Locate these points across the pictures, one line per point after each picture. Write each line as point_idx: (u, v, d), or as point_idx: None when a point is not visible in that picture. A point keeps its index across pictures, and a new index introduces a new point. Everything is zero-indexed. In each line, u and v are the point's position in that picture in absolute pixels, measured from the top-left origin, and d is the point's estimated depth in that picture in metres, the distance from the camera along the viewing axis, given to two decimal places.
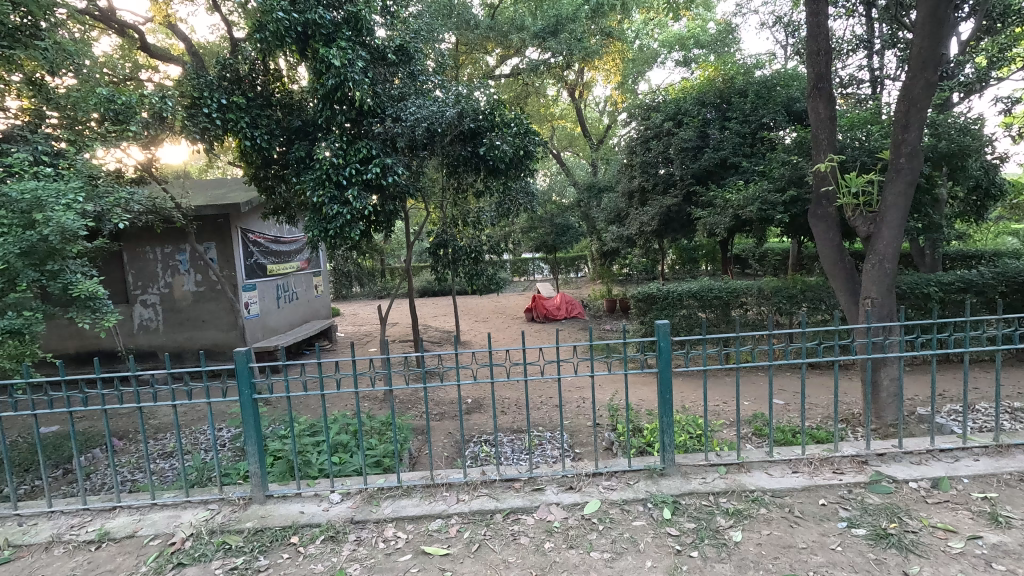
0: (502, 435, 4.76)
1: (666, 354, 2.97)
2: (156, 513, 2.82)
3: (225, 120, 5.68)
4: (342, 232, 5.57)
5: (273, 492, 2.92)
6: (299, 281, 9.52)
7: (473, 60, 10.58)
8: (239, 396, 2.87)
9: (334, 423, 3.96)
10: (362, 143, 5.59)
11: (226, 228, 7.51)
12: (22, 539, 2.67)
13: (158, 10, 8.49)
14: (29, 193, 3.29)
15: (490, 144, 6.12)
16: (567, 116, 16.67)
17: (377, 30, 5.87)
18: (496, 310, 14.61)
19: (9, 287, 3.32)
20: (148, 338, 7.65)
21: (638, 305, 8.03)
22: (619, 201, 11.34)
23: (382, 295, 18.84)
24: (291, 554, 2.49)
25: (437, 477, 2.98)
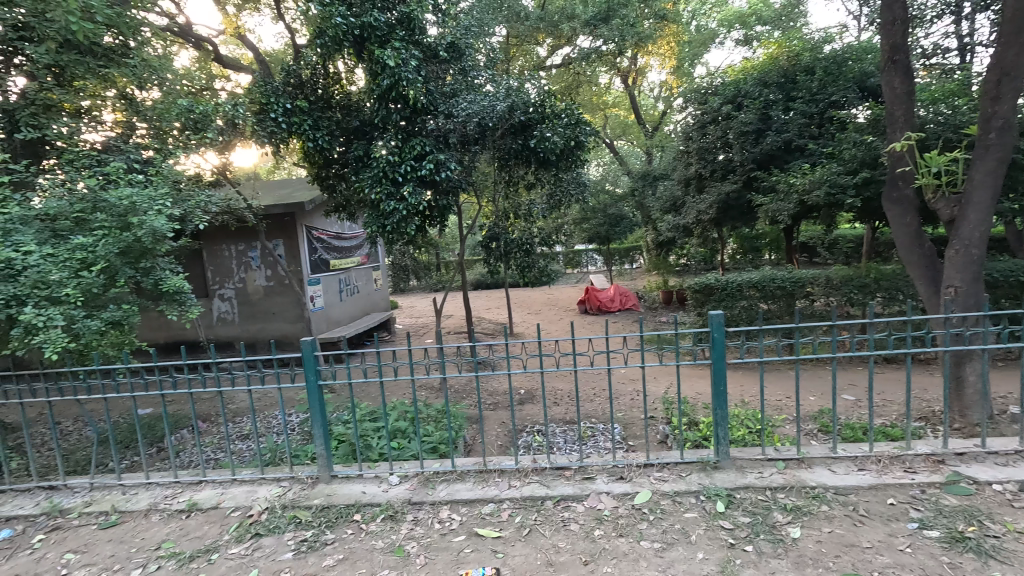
0: (554, 426, 4.81)
1: (720, 344, 2.89)
2: (236, 488, 3.09)
3: (290, 123, 6.03)
4: (399, 227, 5.79)
5: (338, 473, 3.13)
6: (360, 275, 9.97)
7: (524, 52, 10.58)
8: (305, 383, 3.08)
9: (393, 410, 4.16)
10: (416, 140, 5.76)
11: (293, 225, 7.96)
12: (125, 506, 3.01)
13: (230, 23, 9.10)
14: (126, 199, 3.65)
15: (541, 136, 6.11)
16: (619, 105, 16.28)
17: (429, 29, 6.01)
18: (549, 302, 14.62)
19: (110, 282, 3.71)
20: (226, 329, 8.28)
21: (696, 295, 7.95)
22: (675, 188, 11.03)
23: (438, 288, 19.33)
24: (355, 530, 2.66)
25: (490, 463, 3.07)
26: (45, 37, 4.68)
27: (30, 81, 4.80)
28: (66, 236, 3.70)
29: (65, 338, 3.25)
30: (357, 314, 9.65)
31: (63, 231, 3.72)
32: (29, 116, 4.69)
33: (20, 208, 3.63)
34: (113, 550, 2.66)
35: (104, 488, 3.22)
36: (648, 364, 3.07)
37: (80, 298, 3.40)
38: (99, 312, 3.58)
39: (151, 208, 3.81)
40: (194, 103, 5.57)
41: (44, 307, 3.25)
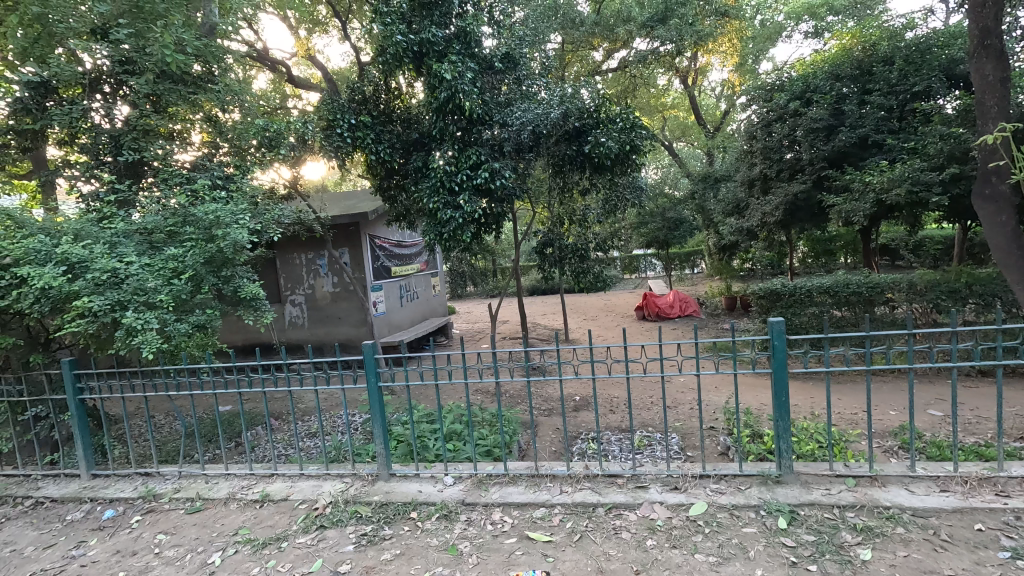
0: (609, 434, 4.76)
1: (781, 353, 2.75)
2: (303, 482, 3.30)
3: (355, 137, 6.36)
4: (455, 235, 5.95)
5: (396, 471, 3.27)
6: (419, 281, 10.30)
7: (580, 57, 10.58)
8: (366, 384, 3.23)
9: (449, 413, 4.29)
10: (472, 150, 5.91)
11: (357, 235, 8.39)
12: (208, 494, 3.28)
13: (301, 45, 9.75)
14: (211, 214, 4.04)
15: (595, 141, 6.07)
16: (679, 106, 15.81)
17: (485, 41, 6.15)
18: (606, 308, 14.44)
19: (196, 289, 4.07)
20: (296, 332, 8.81)
21: (761, 301, 7.60)
22: (738, 190, 10.59)
23: (494, 294, 19.66)
24: (411, 527, 2.77)
25: (542, 468, 3.10)
26: (144, 69, 5.24)
27: (132, 109, 5.40)
28: (161, 247, 4.10)
29: (159, 339, 3.57)
30: (416, 319, 9.98)
31: (158, 243, 4.13)
32: (131, 141, 5.29)
33: (123, 222, 4.08)
34: (197, 533, 2.91)
35: (190, 476, 3.54)
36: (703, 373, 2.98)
37: (172, 303, 3.75)
38: (188, 316, 3.92)
39: (233, 221, 4.17)
40: (269, 122, 6.03)
41: (143, 311, 3.59)
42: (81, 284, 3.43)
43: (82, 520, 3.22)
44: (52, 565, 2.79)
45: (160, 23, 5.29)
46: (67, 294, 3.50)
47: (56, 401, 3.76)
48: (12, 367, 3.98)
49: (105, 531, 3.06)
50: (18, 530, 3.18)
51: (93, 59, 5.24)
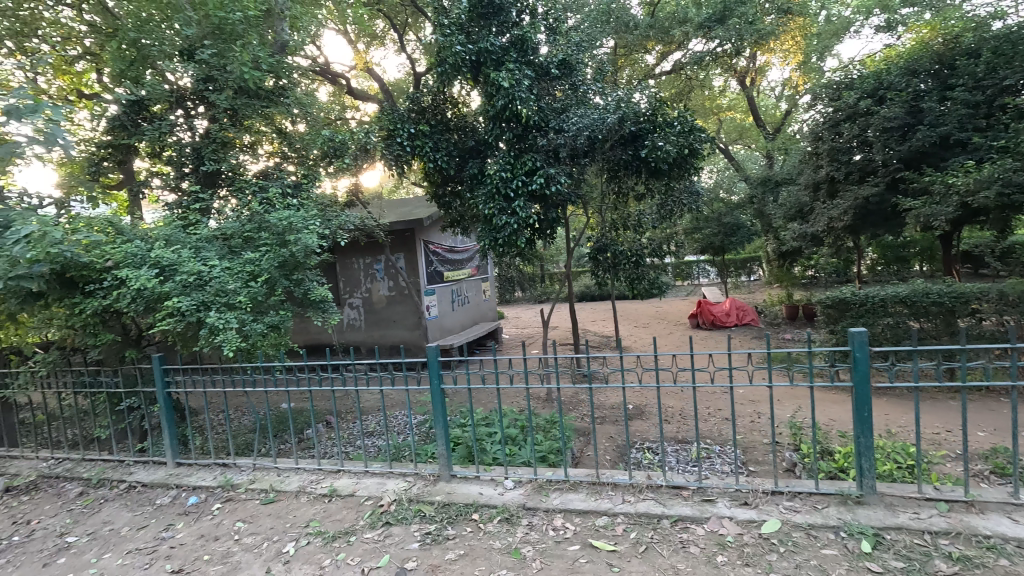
0: (667, 444, 4.65)
1: (863, 365, 2.60)
2: (368, 479, 3.42)
3: (414, 146, 6.49)
4: (510, 240, 6.00)
5: (456, 473, 3.32)
6: (471, 286, 10.47)
7: (632, 61, 10.45)
8: (429, 385, 3.31)
9: (505, 417, 4.33)
10: (527, 156, 5.96)
11: (413, 240, 8.62)
12: (280, 486, 3.46)
13: (360, 59, 10.16)
14: (285, 220, 4.28)
15: (652, 145, 5.96)
16: (736, 107, 15.27)
17: (540, 48, 6.20)
18: (658, 315, 14.12)
19: (271, 291, 4.31)
20: (353, 334, 9.14)
21: (827, 310, 7.22)
22: (801, 194, 10.11)
23: (543, 300, 19.69)
24: (474, 528, 2.81)
25: (603, 476, 3.07)
26: (225, 86, 5.67)
27: (211, 123, 5.81)
28: (238, 251, 4.38)
29: (238, 338, 3.79)
30: (467, 323, 10.13)
31: (236, 247, 4.41)
32: (212, 152, 5.70)
33: (206, 229, 4.38)
34: (272, 523, 3.07)
35: (263, 469, 3.74)
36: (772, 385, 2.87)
37: (250, 304, 3.99)
38: (263, 316, 4.16)
39: (304, 227, 4.41)
40: (334, 133, 6.29)
41: (224, 312, 3.83)
42: (171, 286, 3.71)
43: (169, 504, 3.46)
44: (146, 545, 3.02)
45: (239, 42, 5.66)
46: (159, 295, 3.79)
47: (147, 393, 4.08)
48: (109, 360, 4.35)
49: (190, 516, 3.28)
50: (115, 511, 3.46)
51: (180, 78, 5.70)
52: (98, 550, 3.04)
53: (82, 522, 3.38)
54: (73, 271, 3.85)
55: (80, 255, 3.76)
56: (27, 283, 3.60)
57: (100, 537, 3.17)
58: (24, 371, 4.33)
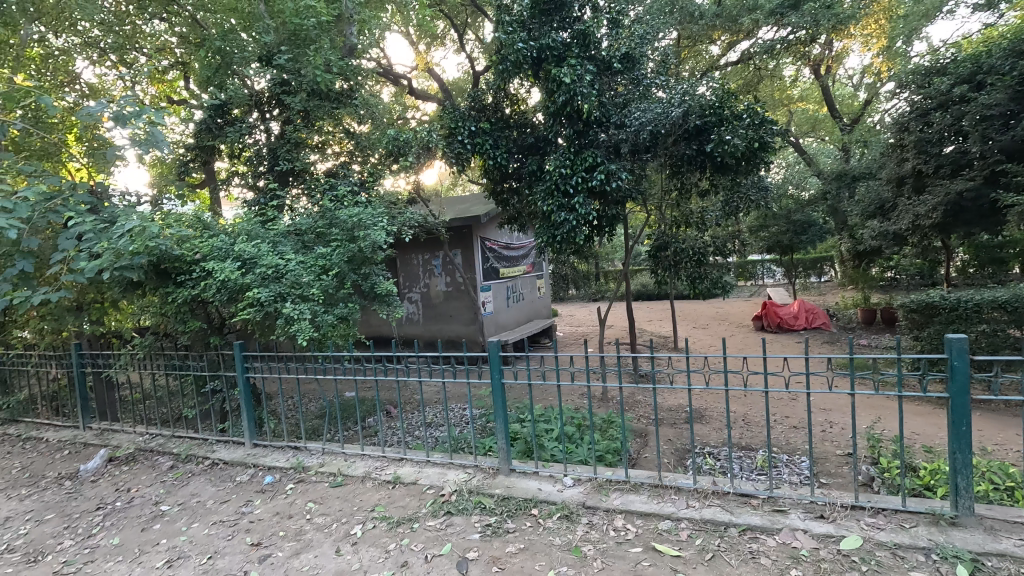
0: (730, 450, 4.47)
1: (963, 376, 2.37)
2: (430, 469, 3.53)
3: (475, 143, 6.54)
4: (568, 237, 5.95)
5: (515, 467, 3.36)
6: (525, 283, 10.49)
7: (696, 52, 10.07)
8: (490, 379, 3.35)
9: (562, 415, 4.32)
10: (588, 152, 5.87)
11: (470, 236, 8.76)
12: (347, 471, 3.62)
13: (421, 60, 10.39)
14: (354, 217, 4.49)
15: (718, 139, 5.70)
16: (809, 97, 14.37)
17: (603, 42, 6.07)
18: (720, 316, 13.60)
19: (340, 284, 4.52)
20: (411, 328, 9.41)
21: (911, 315, 6.69)
22: (883, 189, 9.38)
23: (597, 298, 19.45)
24: (533, 523, 2.82)
25: (666, 479, 3.01)
26: (299, 89, 6.00)
27: (285, 125, 6.14)
28: (310, 246, 4.61)
29: (311, 328, 3.99)
30: (521, 320, 10.18)
31: (308, 242, 4.64)
32: (286, 152, 6.04)
33: (282, 224, 4.65)
34: (341, 505, 3.22)
35: (332, 453, 3.93)
36: (853, 392, 2.69)
37: (322, 296, 4.21)
38: (334, 308, 4.37)
39: (372, 224, 4.59)
40: (399, 132, 6.47)
41: (298, 303, 4.04)
42: (251, 278, 3.96)
43: (248, 482, 3.71)
44: (228, 518, 3.25)
45: (312, 47, 5.98)
46: (240, 286, 4.05)
47: (228, 377, 4.39)
48: (196, 346, 4.70)
49: (266, 494, 3.50)
50: (201, 485, 3.75)
51: (260, 83, 6.08)
52: (187, 519, 3.31)
53: (174, 493, 3.69)
54: (168, 262, 4.20)
55: (173, 248, 4.09)
56: (129, 273, 3.96)
57: (189, 508, 3.45)
58: (125, 354, 4.77)
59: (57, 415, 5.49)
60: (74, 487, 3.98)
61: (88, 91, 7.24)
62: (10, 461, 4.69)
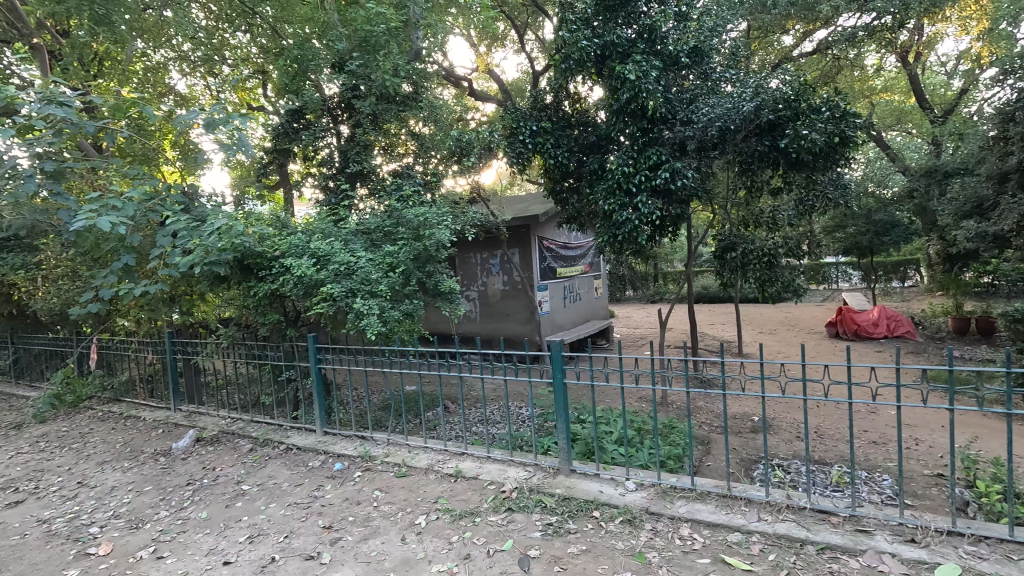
0: (802, 463, 4.23)
1: None
2: (490, 465, 3.58)
3: (536, 143, 6.56)
4: (630, 237, 5.82)
5: (576, 468, 3.35)
6: (583, 283, 10.40)
7: (767, 44, 9.58)
8: (552, 378, 3.35)
9: (622, 418, 4.25)
10: (652, 150, 5.71)
11: (528, 236, 8.79)
12: (411, 462, 3.74)
13: (481, 61, 10.53)
14: (420, 217, 4.65)
15: (794, 134, 5.37)
16: (893, 87, 13.30)
17: (670, 36, 5.89)
18: (789, 321, 12.88)
19: (406, 282, 4.68)
20: (469, 326, 9.57)
21: (1014, 325, 6.06)
22: (981, 186, 8.53)
23: (655, 299, 18.96)
24: (595, 526, 2.79)
25: (735, 489, 2.89)
26: (370, 93, 6.25)
27: (355, 128, 6.41)
28: (379, 244, 4.79)
29: (379, 323, 4.14)
30: (578, 321, 10.09)
31: (377, 241, 4.83)
32: (355, 154, 6.31)
33: (352, 223, 4.86)
34: (405, 496, 3.33)
35: (396, 445, 4.08)
36: (951, 408, 2.46)
37: (389, 293, 4.35)
38: (400, 304, 4.51)
39: (437, 223, 4.73)
40: (462, 132, 6.58)
41: (367, 299, 4.21)
42: (325, 274, 4.17)
43: (319, 467, 3.91)
44: (302, 500, 3.44)
45: (382, 53, 6.22)
46: (314, 282, 4.27)
47: (302, 367, 4.65)
48: (274, 338, 5.01)
49: (336, 480, 3.67)
50: (277, 468, 3.99)
51: (332, 88, 6.38)
52: (266, 499, 3.53)
53: (254, 473, 3.96)
54: (250, 259, 4.50)
55: (256, 245, 4.39)
56: (217, 268, 4.27)
57: (267, 489, 3.68)
58: (211, 343, 5.15)
59: (152, 397, 6.02)
60: (168, 463, 4.35)
61: (181, 101, 7.90)
62: (114, 436, 5.20)
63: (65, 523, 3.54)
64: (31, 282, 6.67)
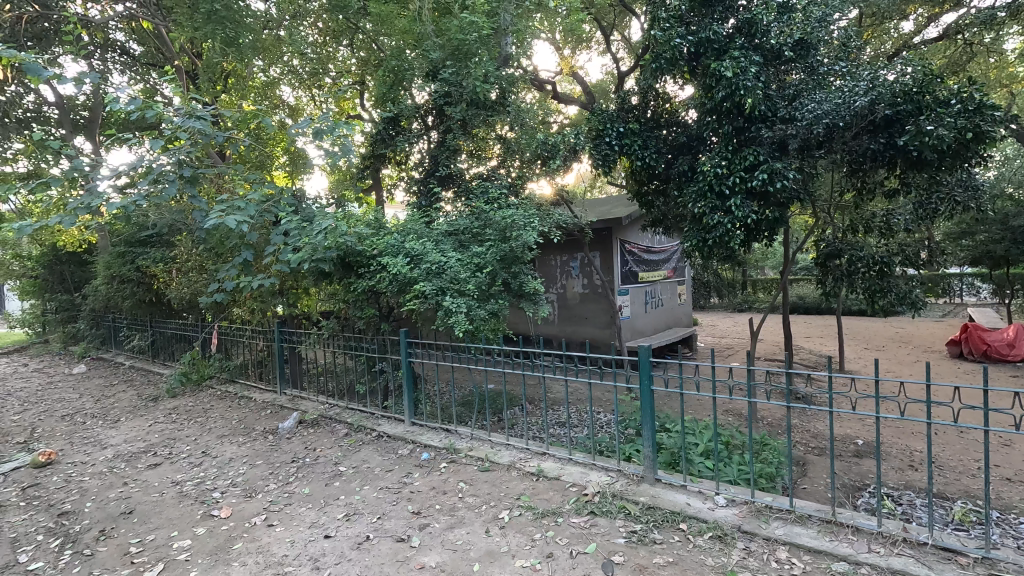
0: (917, 495, 3.81)
1: None
2: (572, 467, 3.58)
3: (622, 144, 6.46)
4: (722, 241, 5.55)
5: (661, 478, 3.26)
6: (666, 288, 10.07)
7: (883, 31, 8.71)
8: (639, 384, 3.29)
9: (709, 430, 4.08)
10: (748, 150, 5.39)
11: (610, 239, 8.67)
12: (493, 457, 3.84)
13: (566, 64, 10.49)
14: (507, 219, 4.76)
15: (916, 130, 4.82)
16: None
17: (773, 30, 5.55)
18: (902, 338, 11.61)
19: (492, 282, 4.80)
20: (547, 328, 9.60)
21: None
22: None
23: (743, 308, 17.88)
24: (682, 538, 2.71)
25: (841, 515, 2.68)
26: (460, 100, 6.49)
27: (445, 134, 6.69)
28: (467, 245, 4.96)
29: (466, 321, 4.29)
30: (659, 327, 9.78)
31: (465, 242, 5.00)
32: (445, 158, 6.58)
33: (442, 225, 5.08)
34: (489, 489, 3.42)
35: (479, 440, 4.20)
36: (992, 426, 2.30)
37: (476, 292, 4.49)
38: (486, 303, 4.64)
39: (524, 225, 4.82)
40: (548, 135, 6.61)
41: (456, 297, 4.37)
42: (418, 272, 4.39)
43: (407, 456, 4.13)
44: (393, 485, 3.65)
45: (473, 60, 6.44)
46: (407, 279, 4.50)
47: (393, 360, 4.93)
48: (368, 331, 5.35)
49: (423, 469, 3.86)
50: (370, 453, 4.26)
51: (425, 96, 6.69)
52: (360, 481, 3.78)
53: (349, 456, 4.25)
54: (352, 257, 4.84)
55: (357, 244, 4.73)
56: (322, 265, 4.66)
57: (361, 472, 3.94)
58: (314, 334, 5.61)
59: (261, 380, 6.66)
60: (275, 441, 4.80)
61: (291, 112, 8.66)
62: (230, 413, 5.81)
63: (193, 486, 4.02)
64: (168, 273, 7.64)
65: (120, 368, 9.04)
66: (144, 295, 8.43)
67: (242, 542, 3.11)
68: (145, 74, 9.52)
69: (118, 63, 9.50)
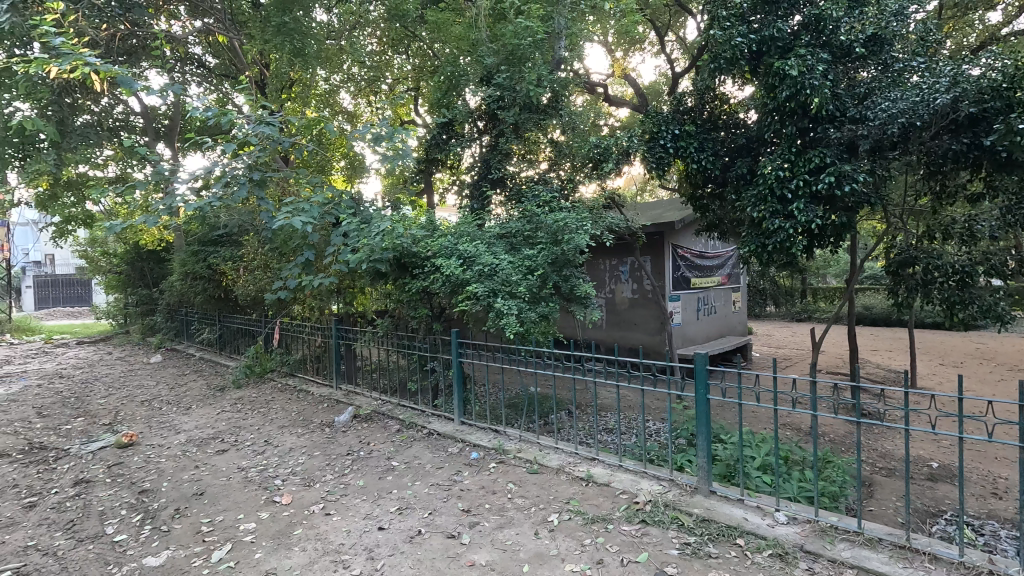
0: (1002, 525, 3.51)
1: None
2: (622, 474, 3.52)
3: (677, 147, 6.32)
4: (783, 247, 5.32)
5: (716, 490, 3.16)
6: (719, 295, 9.74)
7: (967, 22, 8.08)
8: (694, 392, 3.21)
9: (767, 443, 3.91)
10: (814, 151, 5.14)
11: (662, 243, 8.50)
12: (542, 460, 3.84)
13: (618, 66, 10.35)
14: (559, 222, 4.76)
15: (1006, 129, 4.44)
16: None
17: (843, 25, 5.28)
18: (983, 354, 10.69)
19: (542, 285, 4.80)
20: (594, 332, 9.49)
21: None
22: None
23: (802, 317, 17.00)
24: (739, 554, 2.61)
25: (915, 541, 2.50)
26: (513, 104, 6.54)
27: (497, 138, 6.77)
28: (518, 248, 5.00)
29: (517, 323, 4.31)
30: (712, 335, 9.47)
31: (516, 244, 5.03)
32: (497, 162, 6.66)
33: (494, 228, 5.14)
34: (538, 492, 3.42)
35: (528, 442, 4.21)
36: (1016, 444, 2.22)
37: (527, 295, 4.52)
38: (537, 306, 4.65)
39: (576, 228, 4.80)
40: (601, 138, 6.57)
41: (507, 299, 4.40)
42: (471, 274, 4.46)
43: (456, 454, 4.19)
44: (444, 482, 3.72)
45: (527, 65, 6.49)
46: (459, 281, 4.58)
47: (444, 359, 5.03)
48: (420, 331, 5.48)
49: (473, 468, 3.91)
50: (421, 450, 4.36)
51: (478, 100, 6.79)
52: (412, 476, 3.88)
53: (401, 452, 4.37)
54: (406, 258, 4.98)
55: (412, 245, 4.86)
56: (379, 265, 4.82)
57: (412, 467, 4.04)
58: (368, 332, 5.81)
59: (318, 374, 6.95)
60: (332, 434, 5.00)
61: (350, 118, 9.01)
62: (290, 405, 6.11)
63: (257, 473, 4.25)
64: (235, 271, 8.12)
65: (191, 358, 9.68)
66: (214, 290, 9.01)
67: (302, 529, 3.26)
68: (218, 85, 10.18)
69: (196, 75, 10.18)
